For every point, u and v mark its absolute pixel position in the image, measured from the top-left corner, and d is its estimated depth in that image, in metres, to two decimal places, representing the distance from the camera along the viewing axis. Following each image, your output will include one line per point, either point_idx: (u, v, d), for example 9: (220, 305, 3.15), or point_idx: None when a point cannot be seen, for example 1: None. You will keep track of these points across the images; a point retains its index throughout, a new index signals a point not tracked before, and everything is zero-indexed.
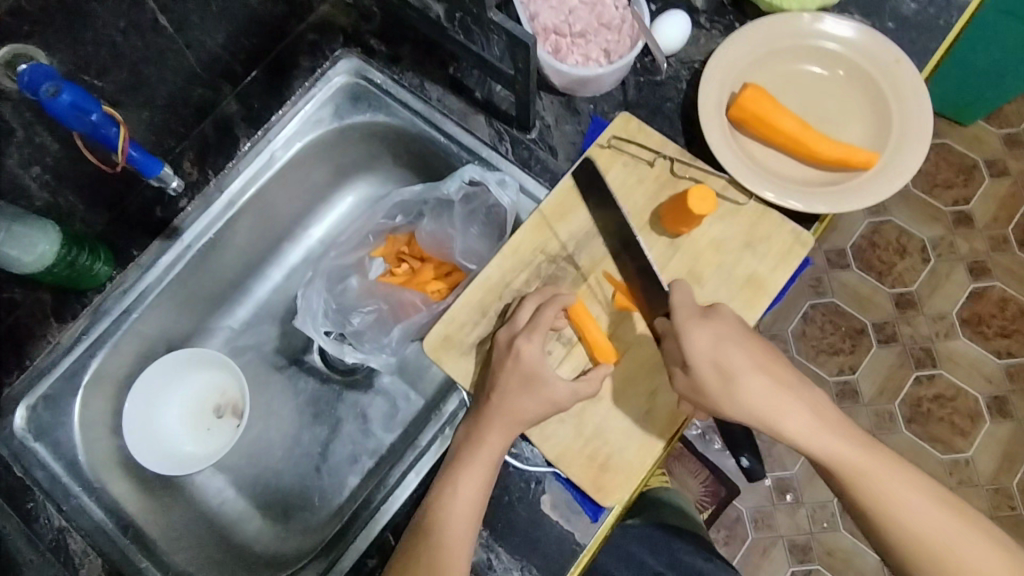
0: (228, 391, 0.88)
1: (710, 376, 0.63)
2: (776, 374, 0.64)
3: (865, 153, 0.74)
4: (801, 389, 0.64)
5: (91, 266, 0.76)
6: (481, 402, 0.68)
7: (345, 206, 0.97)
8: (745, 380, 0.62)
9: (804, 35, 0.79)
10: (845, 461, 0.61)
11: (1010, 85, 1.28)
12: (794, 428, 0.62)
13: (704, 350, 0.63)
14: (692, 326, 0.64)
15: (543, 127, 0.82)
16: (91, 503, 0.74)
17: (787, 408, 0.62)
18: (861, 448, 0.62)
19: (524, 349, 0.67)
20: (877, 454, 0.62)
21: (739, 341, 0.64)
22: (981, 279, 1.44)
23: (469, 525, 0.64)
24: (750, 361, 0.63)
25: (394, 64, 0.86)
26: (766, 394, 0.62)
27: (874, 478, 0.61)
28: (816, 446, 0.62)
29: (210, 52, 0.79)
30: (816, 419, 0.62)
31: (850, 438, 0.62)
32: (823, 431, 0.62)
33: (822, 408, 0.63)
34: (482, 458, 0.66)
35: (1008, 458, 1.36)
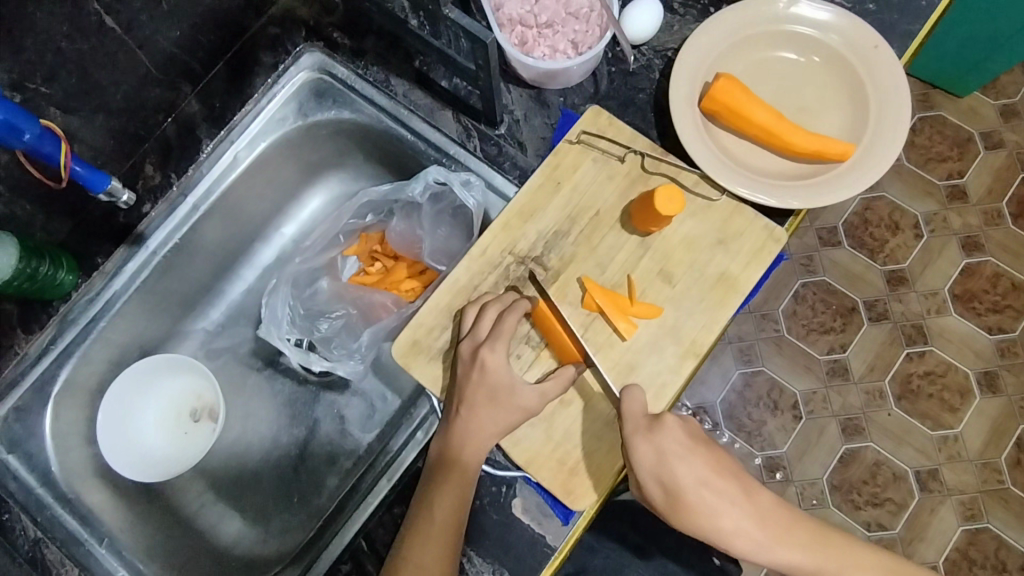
0: (205, 394, 0.88)
1: (657, 493, 0.62)
2: (723, 489, 0.61)
3: (840, 144, 0.72)
4: (747, 498, 0.62)
5: (54, 276, 0.75)
6: (449, 413, 0.68)
7: (315, 205, 0.95)
8: (692, 503, 0.61)
9: (779, 21, 0.76)
10: (794, 567, 0.62)
11: (983, 74, 1.34)
12: (745, 547, 0.61)
13: (650, 470, 0.62)
14: (638, 442, 0.62)
15: (511, 122, 0.80)
16: (66, 514, 0.74)
17: (737, 527, 0.61)
18: (807, 547, 0.62)
19: (488, 359, 0.66)
20: (821, 547, 0.63)
21: (684, 454, 0.61)
22: (973, 255, 1.43)
23: (450, 539, 0.63)
24: (694, 475, 0.61)
25: (358, 58, 0.83)
26: (714, 515, 0.61)
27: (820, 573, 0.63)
28: (766, 556, 0.62)
29: (165, 52, 0.76)
30: (765, 532, 0.61)
31: (799, 542, 0.62)
32: (772, 545, 0.61)
33: (771, 516, 0.62)
34: (457, 471, 0.65)
35: (997, 433, 1.35)
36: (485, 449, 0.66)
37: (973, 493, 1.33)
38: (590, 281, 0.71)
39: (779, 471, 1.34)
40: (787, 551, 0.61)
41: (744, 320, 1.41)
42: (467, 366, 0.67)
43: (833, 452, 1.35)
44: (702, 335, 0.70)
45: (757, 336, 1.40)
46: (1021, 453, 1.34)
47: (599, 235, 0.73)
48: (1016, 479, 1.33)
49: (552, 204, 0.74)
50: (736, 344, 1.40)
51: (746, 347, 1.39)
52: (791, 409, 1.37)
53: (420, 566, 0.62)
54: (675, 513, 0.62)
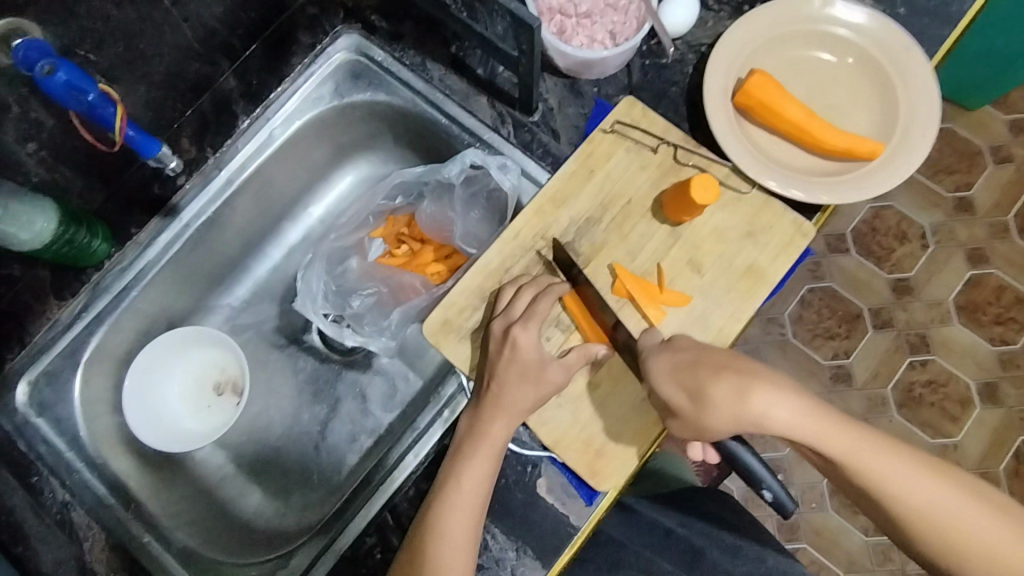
0: (228, 368, 0.88)
1: (680, 394, 0.60)
2: (744, 369, 0.59)
3: (871, 143, 0.73)
4: (776, 375, 0.58)
5: (89, 244, 0.75)
6: (482, 391, 0.68)
7: (344, 186, 0.96)
8: (713, 386, 0.58)
9: (813, 21, 0.78)
10: (834, 450, 0.55)
11: (994, 90, 1.37)
12: (784, 422, 0.56)
13: (668, 373, 0.62)
14: (654, 357, 0.64)
15: (545, 110, 0.81)
16: (94, 479, 0.75)
17: (766, 400, 0.56)
18: (846, 428, 0.56)
19: (520, 337, 0.67)
20: (866, 434, 0.56)
21: (699, 355, 0.61)
22: (979, 266, 1.44)
23: (475, 508, 0.64)
24: (712, 364, 0.60)
25: (395, 42, 0.84)
26: (741, 392, 0.57)
27: (863, 460, 0.55)
28: (803, 437, 0.56)
29: (207, 26, 0.77)
30: (799, 408, 0.56)
31: (837, 421, 0.56)
32: (812, 415, 0.56)
33: (803, 392, 0.57)
34: (488, 445, 0.66)
35: (997, 444, 1.37)
36: (514, 426, 0.67)
37: None
38: (619, 267, 0.72)
39: (779, 474, 1.33)
40: (823, 427, 0.55)
41: (751, 324, 1.42)
42: (499, 344, 0.68)
43: None
44: (729, 325, 0.72)
45: (763, 340, 1.41)
46: (1019, 463, 1.36)
47: (631, 222, 0.74)
48: (1013, 489, 1.36)
49: (584, 191, 0.75)
50: (743, 346, 1.41)
51: (752, 349, 1.41)
52: None
53: (444, 533, 0.63)
54: (702, 410, 0.59)
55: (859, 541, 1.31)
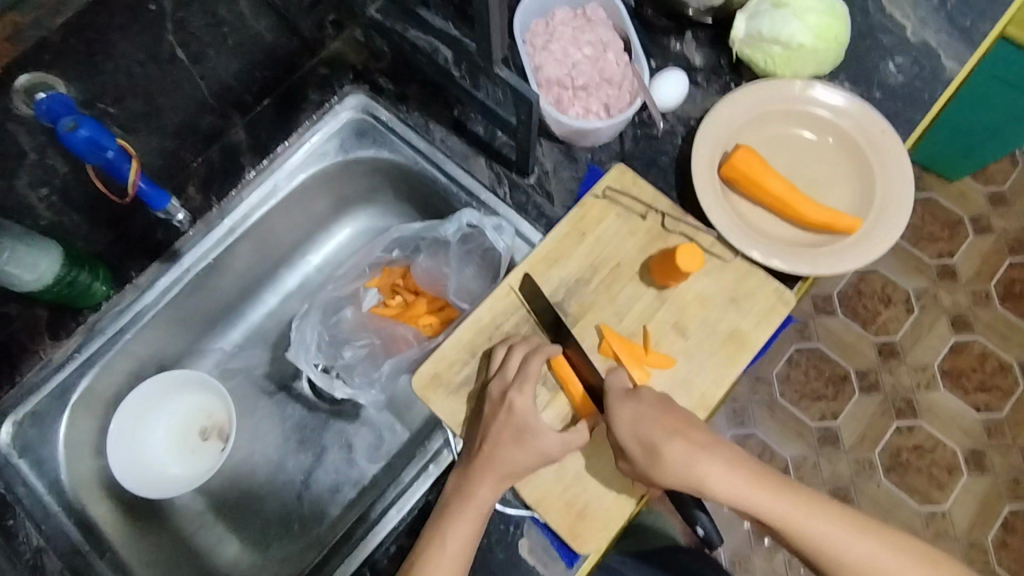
0: (215, 414, 0.88)
1: (635, 450, 0.63)
2: (692, 437, 0.63)
3: (849, 218, 0.77)
4: (718, 444, 0.63)
5: (90, 286, 0.77)
6: (472, 452, 0.69)
7: (343, 236, 0.99)
8: (666, 450, 0.62)
9: (796, 102, 0.83)
10: (776, 517, 0.60)
11: (972, 163, 1.43)
12: (721, 489, 0.61)
13: (630, 431, 0.64)
14: (618, 405, 0.65)
15: (541, 173, 0.84)
16: (71, 524, 0.74)
17: (710, 470, 0.61)
18: (783, 494, 0.60)
19: (517, 401, 0.68)
20: (806, 502, 0.60)
21: (657, 416, 0.64)
22: (962, 333, 1.47)
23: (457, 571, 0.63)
24: (666, 428, 0.63)
25: (400, 102, 0.88)
26: (688, 460, 0.61)
27: (803, 526, 0.59)
28: (743, 504, 0.60)
29: (222, 83, 0.85)
30: (739, 477, 0.61)
31: (777, 489, 0.60)
32: (748, 484, 0.60)
33: (743, 462, 0.62)
34: (474, 508, 0.66)
35: (984, 513, 1.37)
36: (501, 488, 0.67)
37: None
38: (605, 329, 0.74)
39: (767, 536, 1.31)
40: (760, 494, 0.60)
41: (739, 382, 1.43)
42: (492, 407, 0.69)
43: None
44: (713, 389, 0.73)
45: (749, 399, 1.42)
46: (1006, 534, 1.36)
47: (619, 285, 0.77)
48: (1002, 560, 1.35)
49: (575, 253, 0.78)
50: (730, 406, 1.42)
51: (739, 409, 1.42)
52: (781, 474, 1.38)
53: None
54: (656, 468, 0.62)
55: None
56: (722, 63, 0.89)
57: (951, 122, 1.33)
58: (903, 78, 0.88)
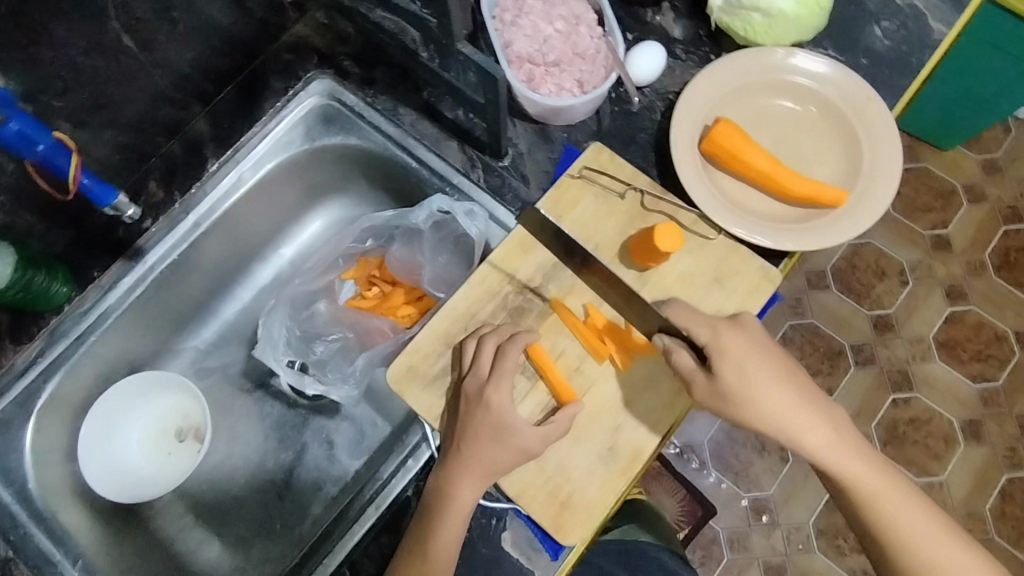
0: (190, 414, 0.86)
1: (733, 381, 0.62)
2: (798, 386, 0.64)
3: (834, 191, 0.74)
4: (818, 401, 0.64)
5: (48, 288, 0.74)
6: (450, 449, 0.66)
7: (316, 227, 0.96)
8: (770, 394, 0.63)
9: (776, 71, 0.79)
10: (865, 490, 0.63)
11: (965, 131, 1.40)
12: (814, 440, 0.63)
13: (734, 362, 0.63)
14: (724, 336, 0.64)
15: (515, 154, 0.81)
16: (40, 533, 0.72)
17: (812, 425, 0.63)
18: (868, 460, 0.63)
19: (493, 397, 0.65)
20: (892, 481, 0.63)
21: (762, 356, 0.64)
22: (957, 303, 1.45)
23: (442, 574, 0.63)
24: (774, 372, 0.63)
25: (367, 86, 0.85)
26: (789, 405, 0.63)
27: (885, 502, 0.62)
28: (830, 460, 0.63)
29: (178, 71, 0.78)
30: (837, 440, 0.63)
31: (874, 464, 0.63)
32: (840, 441, 0.63)
33: (837, 421, 0.64)
34: (455, 509, 0.64)
35: (981, 483, 1.36)
36: (481, 488, 0.64)
37: None
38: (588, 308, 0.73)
39: (765, 513, 1.30)
40: (847, 455, 0.63)
41: None
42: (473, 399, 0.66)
43: None
44: None
45: None
46: (1005, 503, 1.35)
47: None
48: (1000, 530, 1.34)
49: None
50: None
51: None
52: None
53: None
54: (752, 407, 0.63)
55: None
56: (701, 34, 0.86)
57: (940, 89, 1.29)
58: (889, 43, 0.85)
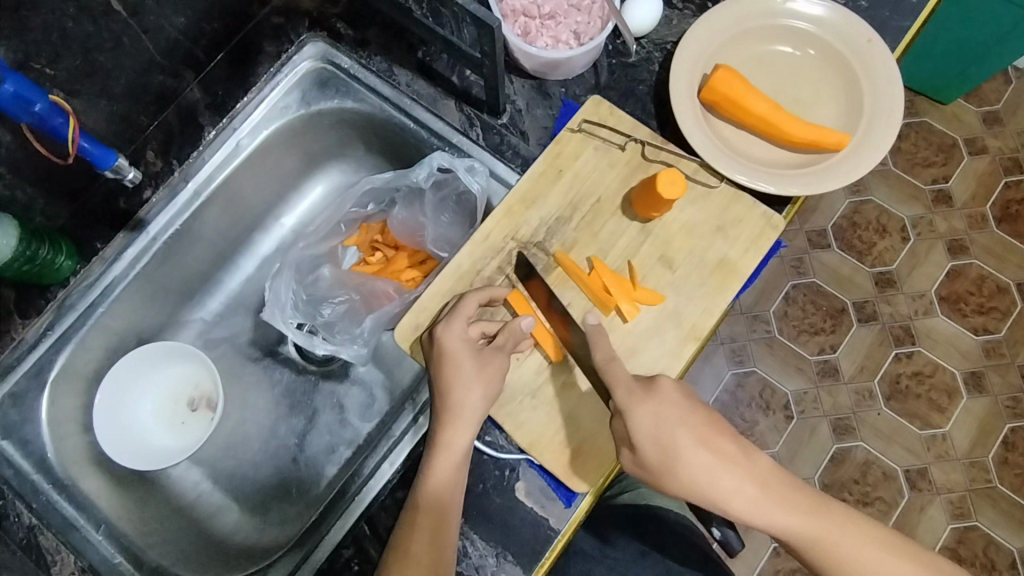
0: (202, 384, 0.87)
1: (651, 453, 0.60)
2: (719, 448, 0.61)
3: (836, 134, 0.74)
4: (746, 459, 0.61)
5: (53, 261, 0.74)
6: (438, 401, 0.66)
7: (316, 195, 0.96)
8: (687, 461, 0.60)
9: (775, 15, 0.78)
10: (801, 537, 0.60)
11: (965, 83, 1.38)
12: (742, 506, 0.60)
13: (648, 433, 0.60)
14: (637, 409, 0.61)
15: (514, 111, 0.81)
16: (62, 500, 0.73)
17: (734, 488, 0.59)
18: (811, 513, 0.60)
19: (445, 334, 0.66)
20: (827, 521, 0.60)
21: (679, 417, 0.60)
22: (958, 257, 1.45)
23: (438, 520, 0.62)
24: (692, 437, 0.60)
25: (361, 48, 0.83)
26: (710, 473, 0.60)
27: (832, 552, 0.59)
28: (765, 524, 0.60)
29: (169, 38, 0.76)
30: (766, 495, 0.60)
31: (812, 513, 0.60)
32: (773, 504, 0.59)
33: (769, 477, 0.60)
34: (444, 455, 0.64)
35: (984, 433, 1.38)
36: (473, 430, 0.65)
37: (962, 492, 1.35)
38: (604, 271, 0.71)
39: None
40: (784, 516, 0.59)
41: (735, 321, 1.42)
42: (458, 351, 0.66)
43: (824, 452, 1.36)
44: (703, 319, 0.72)
45: (748, 337, 1.41)
46: (1007, 452, 1.37)
47: (601, 221, 0.74)
48: (1004, 478, 1.36)
49: (553, 191, 0.75)
50: (728, 345, 1.41)
51: (738, 348, 1.41)
52: (782, 409, 1.38)
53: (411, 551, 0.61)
54: (673, 476, 0.60)
55: None
56: None
57: (938, 40, 1.28)
58: None
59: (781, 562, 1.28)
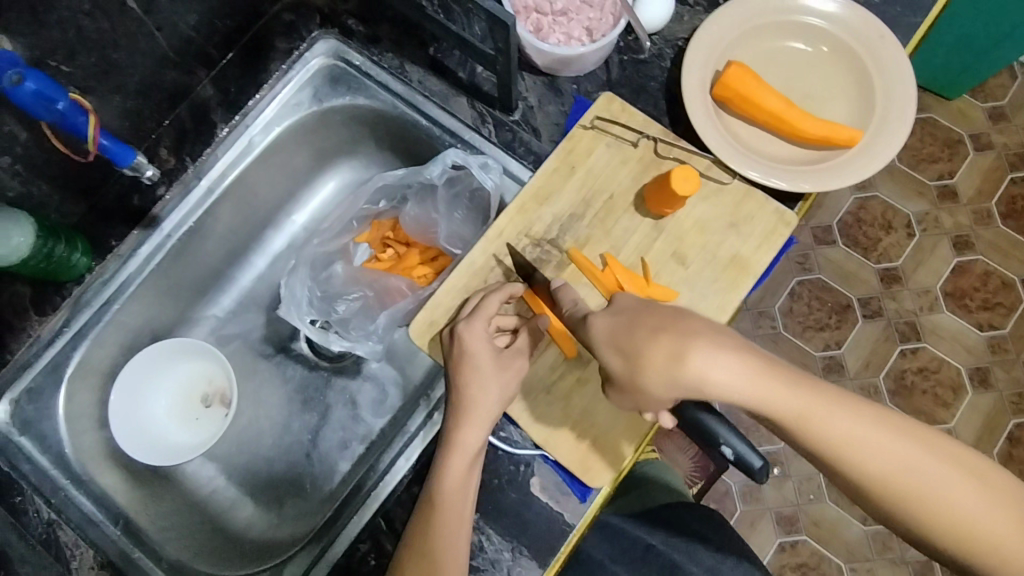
0: (215, 381, 0.87)
1: (617, 363, 0.57)
2: (682, 328, 0.54)
3: (848, 130, 0.74)
4: (717, 333, 0.53)
5: (69, 258, 0.75)
6: (453, 400, 0.67)
7: (326, 192, 0.96)
8: (649, 349, 0.54)
9: (787, 11, 0.78)
10: (783, 413, 0.50)
11: (969, 79, 1.38)
12: (719, 386, 0.51)
13: (608, 337, 0.58)
14: (596, 318, 0.60)
15: (525, 108, 0.81)
16: (79, 495, 0.74)
17: (705, 359, 0.51)
18: (798, 387, 0.51)
19: (464, 333, 0.67)
20: (815, 395, 0.50)
21: (639, 316, 0.57)
22: (964, 253, 1.45)
23: (454, 519, 0.63)
24: (651, 327, 0.55)
25: (372, 44, 0.84)
26: (674, 350, 0.52)
27: (825, 426, 0.50)
28: (747, 399, 0.51)
29: (182, 35, 0.77)
30: (744, 369, 0.51)
31: (799, 387, 0.51)
32: (750, 373, 0.50)
33: (745, 348, 0.52)
34: (460, 452, 0.64)
35: (989, 428, 1.38)
36: (487, 429, 0.65)
37: None
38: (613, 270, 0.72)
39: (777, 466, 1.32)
40: (767, 387, 0.50)
41: (741, 318, 1.42)
42: (478, 350, 0.66)
43: None
44: (716, 315, 0.72)
45: (753, 333, 1.41)
46: (1012, 447, 1.37)
47: (614, 217, 0.74)
48: (1008, 473, 1.36)
49: (566, 187, 0.75)
50: None
51: None
52: None
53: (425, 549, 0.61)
54: (642, 372, 0.54)
55: (858, 531, 1.31)
56: None
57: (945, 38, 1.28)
58: None
59: (787, 557, 1.28)
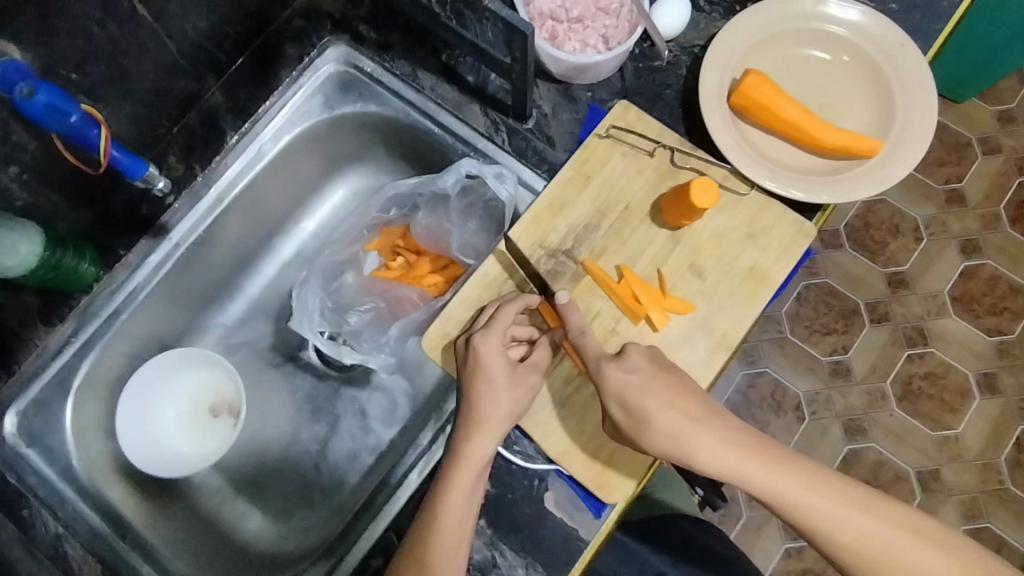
0: (223, 389, 0.86)
1: (623, 419, 0.63)
2: (686, 409, 0.62)
3: (869, 140, 0.73)
4: (714, 419, 0.63)
5: (77, 267, 0.74)
6: (463, 415, 0.66)
7: (336, 199, 0.95)
8: (657, 424, 0.62)
9: (807, 19, 0.77)
10: (766, 491, 0.60)
11: (979, 83, 1.37)
12: (709, 464, 0.62)
13: (618, 393, 0.63)
14: (606, 368, 0.63)
15: (540, 116, 0.80)
16: (87, 508, 0.73)
17: (700, 444, 0.61)
18: (781, 469, 0.61)
19: (481, 346, 0.65)
20: (790, 470, 0.61)
21: (652, 383, 0.63)
22: (972, 258, 1.44)
23: (463, 538, 0.62)
24: (661, 400, 0.62)
25: (384, 51, 0.82)
26: (676, 433, 0.62)
27: (805, 505, 0.59)
28: (733, 477, 0.61)
29: (192, 42, 0.76)
30: (727, 447, 0.62)
31: (781, 466, 0.61)
32: (739, 457, 0.61)
33: (734, 433, 0.62)
34: (470, 468, 0.63)
35: (997, 434, 1.37)
36: (497, 442, 0.64)
37: (974, 494, 1.35)
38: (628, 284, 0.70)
39: None
40: (752, 469, 0.61)
41: None
42: (494, 366, 0.65)
43: (836, 453, 1.36)
44: (733, 328, 0.71)
45: (760, 338, 1.40)
46: (1020, 453, 1.36)
47: (629, 228, 0.73)
48: (1016, 480, 1.35)
49: (581, 198, 0.74)
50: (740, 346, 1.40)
51: (750, 349, 1.40)
52: (793, 410, 1.37)
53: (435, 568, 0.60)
54: (645, 435, 0.62)
55: None
56: None
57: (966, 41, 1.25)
58: None
59: (793, 565, 1.28)
